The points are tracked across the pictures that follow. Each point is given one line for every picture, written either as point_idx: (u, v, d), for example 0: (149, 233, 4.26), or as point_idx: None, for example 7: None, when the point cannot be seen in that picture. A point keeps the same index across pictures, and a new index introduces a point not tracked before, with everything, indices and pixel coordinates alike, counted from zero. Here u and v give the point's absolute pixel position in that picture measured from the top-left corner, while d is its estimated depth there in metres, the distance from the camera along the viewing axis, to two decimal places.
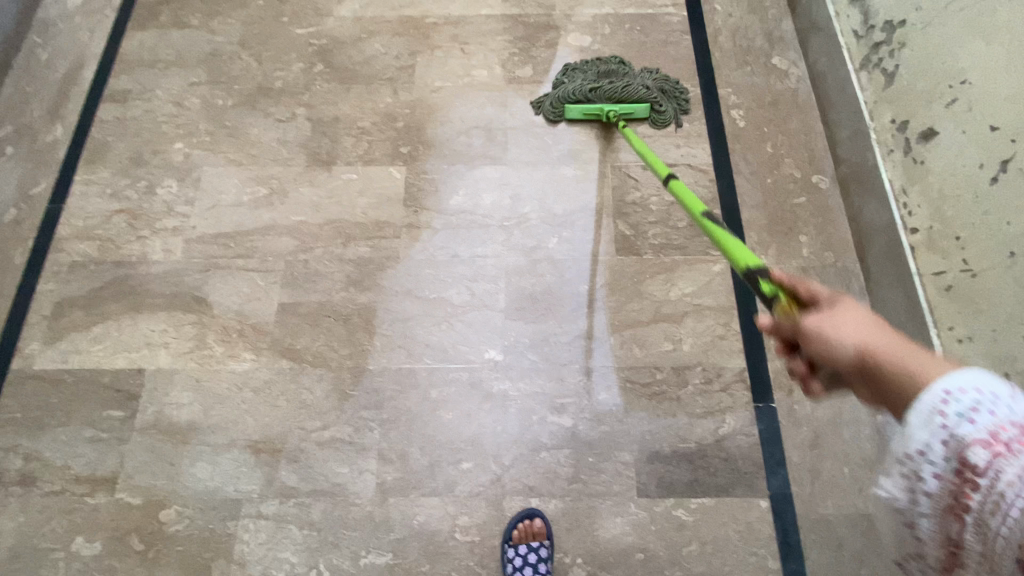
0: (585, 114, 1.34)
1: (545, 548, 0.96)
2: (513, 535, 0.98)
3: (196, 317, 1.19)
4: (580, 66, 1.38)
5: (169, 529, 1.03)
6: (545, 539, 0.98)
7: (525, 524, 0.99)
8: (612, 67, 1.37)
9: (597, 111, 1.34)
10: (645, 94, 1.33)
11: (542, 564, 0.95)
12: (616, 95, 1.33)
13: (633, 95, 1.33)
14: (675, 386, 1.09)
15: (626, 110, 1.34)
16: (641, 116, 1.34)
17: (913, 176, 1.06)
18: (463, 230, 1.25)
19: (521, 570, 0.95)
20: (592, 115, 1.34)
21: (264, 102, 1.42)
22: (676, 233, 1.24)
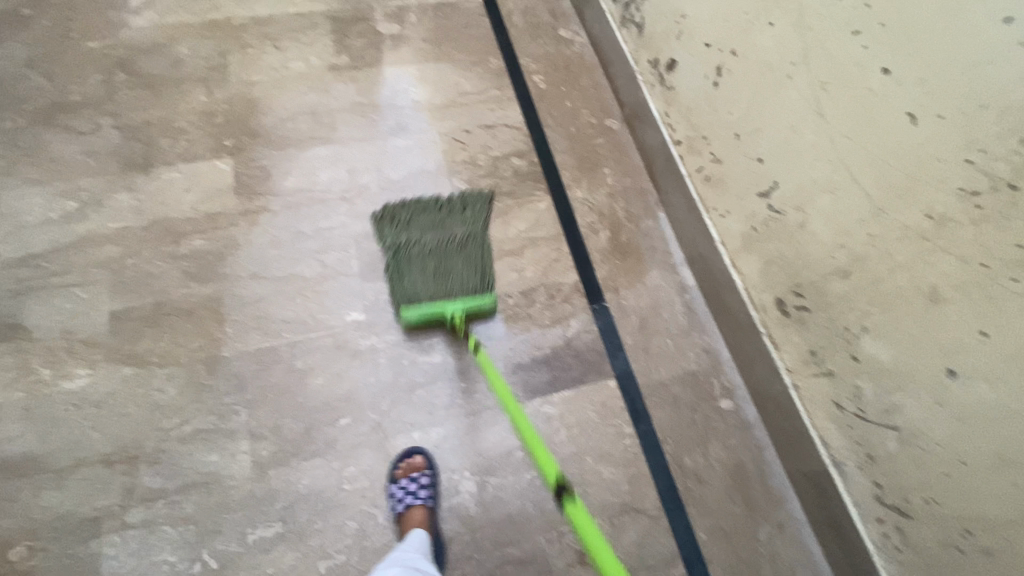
0: (423, 318, 1.14)
1: (427, 477, 1.02)
2: (397, 472, 1.03)
3: (13, 345, 1.08)
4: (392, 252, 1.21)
5: (17, 569, 0.94)
6: (426, 470, 1.04)
7: (406, 463, 1.04)
8: (434, 247, 1.20)
9: (438, 314, 1.15)
10: (483, 283, 1.18)
11: (424, 490, 1.00)
12: (452, 291, 1.17)
13: (472, 288, 1.17)
14: (524, 307, 1.23)
15: (470, 304, 1.15)
16: (489, 309, 1.17)
17: (669, 100, 1.31)
18: (304, 208, 1.28)
19: (403, 501, 0.99)
20: (432, 319, 1.15)
21: (62, 117, 1.33)
22: (504, 182, 1.39)
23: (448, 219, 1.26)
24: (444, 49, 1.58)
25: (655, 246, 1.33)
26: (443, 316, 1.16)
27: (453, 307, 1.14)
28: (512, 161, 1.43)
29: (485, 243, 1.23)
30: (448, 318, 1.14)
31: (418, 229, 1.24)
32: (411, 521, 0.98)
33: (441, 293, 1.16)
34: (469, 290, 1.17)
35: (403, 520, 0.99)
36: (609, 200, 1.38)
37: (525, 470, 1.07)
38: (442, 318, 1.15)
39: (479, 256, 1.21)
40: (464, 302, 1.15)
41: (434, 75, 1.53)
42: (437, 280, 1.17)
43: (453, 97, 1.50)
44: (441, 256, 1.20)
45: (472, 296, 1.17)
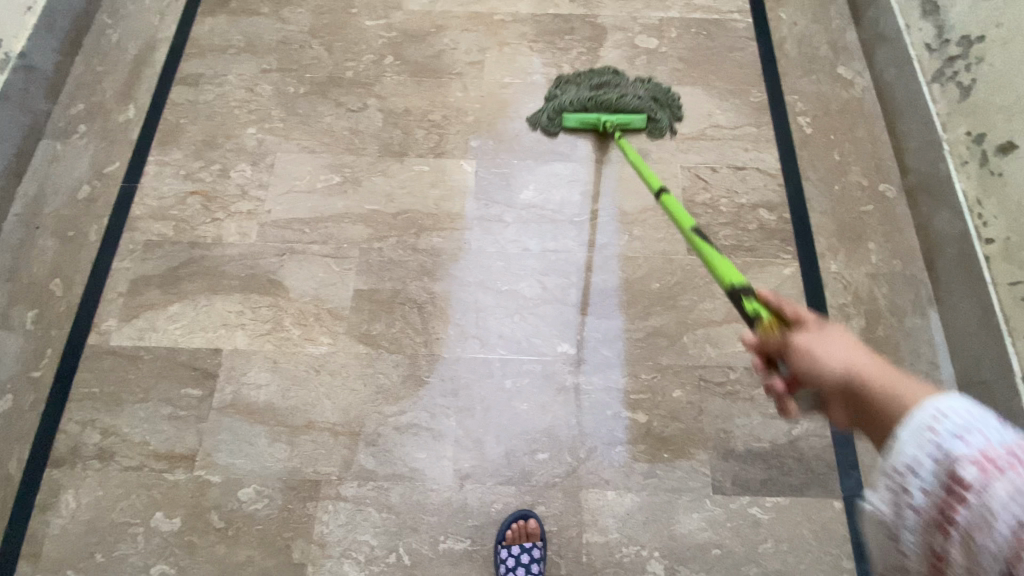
0: (580, 122, 1.34)
1: (538, 549, 0.98)
2: (507, 535, 0.99)
3: (272, 300, 1.20)
4: (571, 80, 1.39)
5: (247, 508, 1.04)
6: (540, 539, 0.99)
7: (519, 524, 1.00)
8: (606, 72, 1.40)
9: (594, 122, 1.34)
10: (640, 104, 1.34)
11: (534, 565, 0.96)
12: (611, 106, 1.34)
13: (629, 105, 1.33)
14: (747, 387, 1.10)
15: (624, 121, 1.34)
16: (638, 126, 1.35)
17: (990, 187, 1.09)
18: (535, 224, 1.27)
19: (513, 570, 0.97)
20: (588, 124, 1.35)
21: (335, 91, 1.43)
22: (746, 236, 1.25)
23: (623, 81, 1.37)
24: (702, 73, 1.45)
25: (919, 352, 1.13)
26: (597, 124, 1.35)
27: (607, 118, 1.33)
28: (760, 213, 1.28)
29: (656, 84, 1.38)
30: (602, 125, 1.33)
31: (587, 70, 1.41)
32: None
33: (601, 103, 1.34)
34: (627, 106, 1.33)
35: None
36: (869, 284, 1.19)
37: (720, 571, 0.98)
38: (597, 125, 1.34)
39: (646, 90, 1.37)
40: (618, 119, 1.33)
41: (687, 101, 1.41)
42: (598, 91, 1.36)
43: (704, 128, 1.37)
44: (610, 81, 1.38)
45: (627, 115, 1.34)
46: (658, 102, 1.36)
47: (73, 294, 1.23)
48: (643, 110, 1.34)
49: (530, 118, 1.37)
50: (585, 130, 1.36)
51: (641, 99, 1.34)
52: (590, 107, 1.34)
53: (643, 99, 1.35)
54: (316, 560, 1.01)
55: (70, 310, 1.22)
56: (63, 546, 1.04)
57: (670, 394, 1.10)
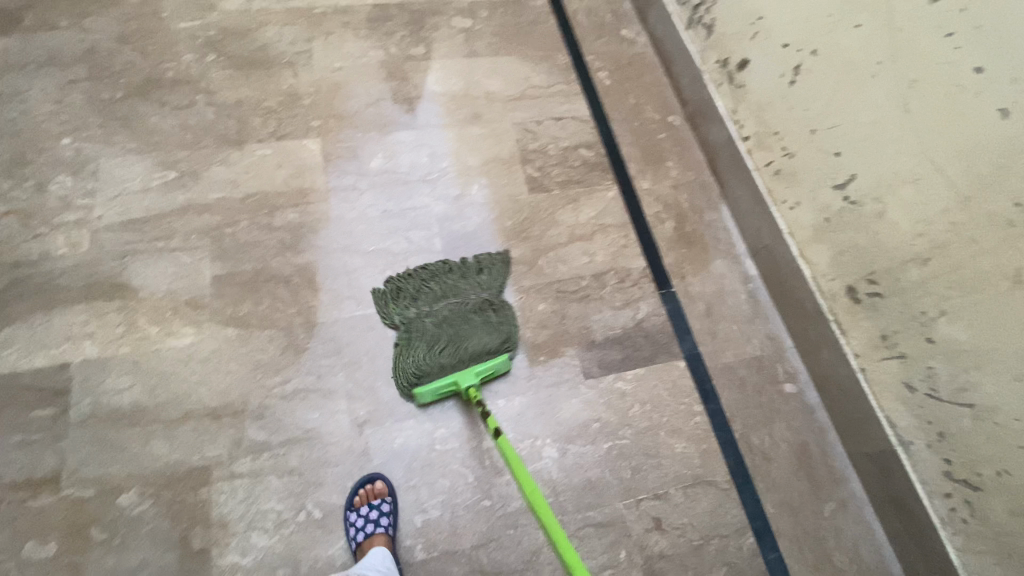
0: (438, 393, 1.10)
1: (388, 503, 1.01)
2: (356, 500, 1.02)
3: (121, 303, 1.14)
4: (409, 315, 1.18)
5: (130, 513, 0.98)
6: (388, 496, 1.02)
7: (366, 488, 1.03)
8: (449, 323, 1.17)
9: (453, 386, 1.11)
10: (497, 343, 1.15)
11: (384, 518, 0.98)
12: (466, 356, 1.13)
13: (487, 350, 1.15)
14: (596, 289, 1.28)
15: (486, 370, 1.13)
16: (501, 369, 1.15)
17: (738, 97, 1.38)
18: (391, 188, 1.36)
19: (363, 530, 0.97)
20: (447, 392, 1.11)
21: (157, 92, 1.40)
22: (573, 170, 1.45)
23: (462, 285, 1.23)
24: (514, 44, 1.64)
25: (719, 237, 1.39)
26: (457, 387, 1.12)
27: (467, 377, 1.10)
28: (581, 150, 1.49)
29: (503, 311, 1.20)
30: (464, 391, 1.10)
31: (433, 338, 1.15)
32: (373, 547, 0.97)
33: (455, 363, 1.13)
34: (485, 351, 1.14)
35: (365, 547, 0.98)
36: (674, 192, 1.45)
37: (603, 440, 1.12)
38: (457, 390, 1.11)
39: (497, 321, 1.19)
40: (479, 372, 1.11)
41: (506, 68, 1.59)
42: (451, 349, 1.14)
43: (524, 89, 1.57)
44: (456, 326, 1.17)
45: (486, 359, 1.14)
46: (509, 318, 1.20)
47: None
48: (500, 347, 1.16)
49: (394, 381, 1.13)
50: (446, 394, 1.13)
51: (495, 336, 1.16)
52: (446, 369, 1.11)
53: (497, 333, 1.17)
54: (219, 540, 0.98)
55: None
56: None
57: (534, 309, 1.24)
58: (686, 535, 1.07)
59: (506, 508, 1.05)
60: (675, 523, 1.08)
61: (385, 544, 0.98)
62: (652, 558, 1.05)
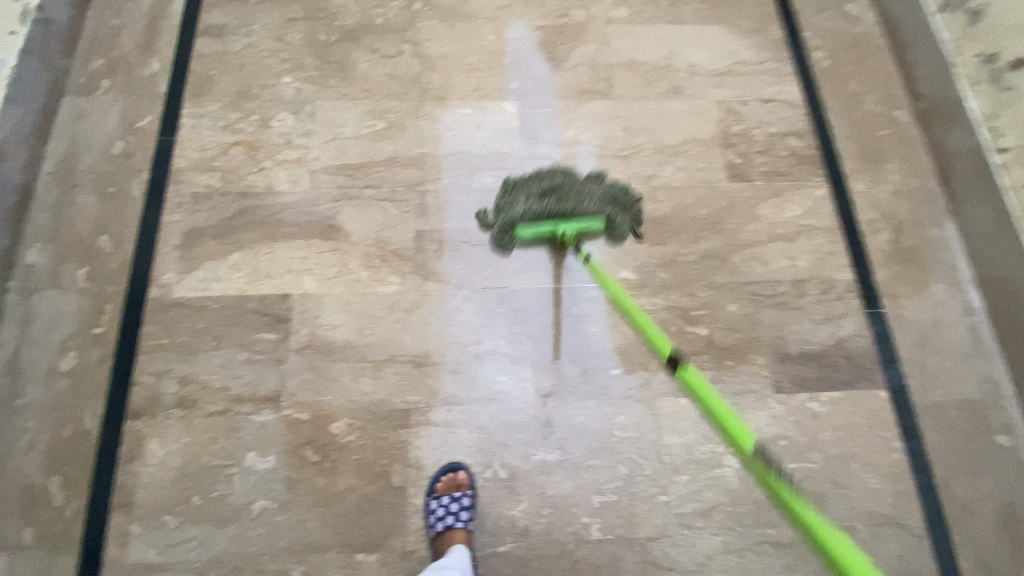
0: (535, 237, 1.18)
1: (468, 497, 1.01)
2: (437, 487, 1.03)
3: (336, 245, 1.21)
4: (520, 187, 1.22)
5: (341, 440, 1.08)
6: (469, 489, 1.03)
7: (448, 477, 1.04)
8: (556, 182, 1.21)
9: (549, 233, 1.18)
10: (598, 208, 1.19)
11: (464, 512, 1.00)
12: (566, 211, 1.18)
13: (587, 210, 1.18)
14: (796, 298, 1.20)
15: (583, 226, 1.17)
16: (597, 231, 1.19)
17: (1003, 102, 1.23)
18: (583, 160, 1.32)
19: (443, 520, 0.99)
20: (543, 236, 1.18)
21: (367, 38, 1.42)
22: (780, 161, 1.33)
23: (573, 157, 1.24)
24: (724, 12, 1.50)
25: (941, 259, 1.25)
26: (553, 235, 1.18)
27: (566, 227, 1.16)
28: (790, 140, 1.36)
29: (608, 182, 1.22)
30: (559, 236, 1.17)
31: (538, 169, 1.23)
32: (452, 540, 0.99)
33: (557, 210, 1.18)
34: (582, 212, 1.17)
35: (444, 538, 1.00)
36: (893, 200, 1.30)
37: (788, 460, 1.08)
38: (553, 236, 1.18)
39: (598, 188, 1.21)
40: (577, 224, 1.17)
41: (713, 39, 1.47)
42: (553, 196, 1.19)
43: (731, 65, 1.44)
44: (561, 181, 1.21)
45: (585, 218, 1.18)
46: (616, 211, 1.21)
47: (125, 249, 1.21)
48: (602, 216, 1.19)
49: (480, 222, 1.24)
50: (542, 242, 1.21)
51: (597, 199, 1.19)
52: (545, 216, 1.18)
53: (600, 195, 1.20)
54: (416, 481, 1.05)
55: (124, 266, 1.20)
56: (155, 494, 1.04)
57: (727, 308, 1.18)
58: None
59: (683, 507, 1.03)
60: None
61: (463, 542, 0.99)
62: None
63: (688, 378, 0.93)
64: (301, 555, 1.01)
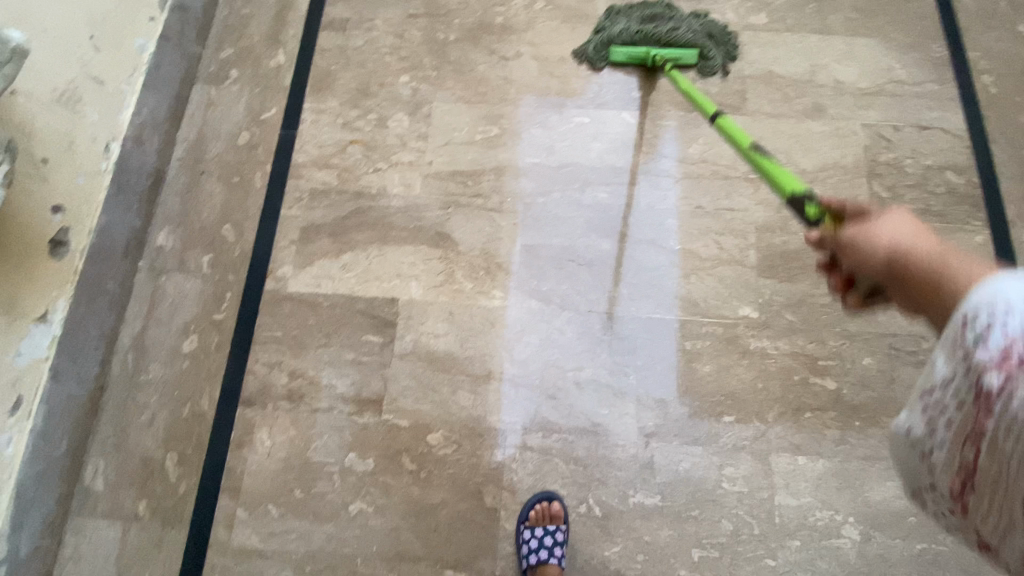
0: (629, 58, 1.30)
1: (562, 532, 0.98)
2: (530, 516, 1.00)
3: (443, 253, 1.21)
4: (623, 10, 1.33)
5: (437, 453, 1.08)
6: (563, 523, 0.99)
7: (542, 506, 1.01)
8: (657, 11, 1.32)
9: (643, 56, 1.30)
10: (693, 37, 1.29)
11: (558, 548, 0.96)
12: (663, 38, 1.29)
13: (681, 39, 1.29)
14: None
15: (676, 54, 1.29)
16: (689, 61, 1.30)
17: None
18: (706, 181, 1.23)
19: (537, 553, 0.96)
20: (637, 59, 1.31)
21: (487, 37, 1.38)
22: (934, 199, 1.19)
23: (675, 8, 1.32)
24: (879, 22, 1.34)
25: None
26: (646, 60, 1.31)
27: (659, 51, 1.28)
28: (949, 175, 1.21)
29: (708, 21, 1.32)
30: (651, 57, 1.28)
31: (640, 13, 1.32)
32: None
33: (654, 33, 1.29)
34: (679, 37, 1.28)
35: (537, 572, 0.97)
36: None
37: (918, 540, 0.97)
38: (645, 59, 1.30)
39: (696, 24, 1.30)
40: (670, 52, 1.28)
41: (864, 53, 1.32)
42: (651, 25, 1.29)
43: (883, 84, 1.29)
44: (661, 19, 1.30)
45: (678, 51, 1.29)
46: (711, 38, 1.32)
47: (245, 240, 1.25)
48: (696, 44, 1.29)
49: (575, 52, 1.35)
50: (635, 65, 1.33)
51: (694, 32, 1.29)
52: (641, 39, 1.29)
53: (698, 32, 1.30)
54: (509, 505, 1.04)
55: (243, 256, 1.24)
56: (260, 483, 1.08)
57: (858, 360, 1.07)
58: None
59: None
60: None
61: None
62: None
63: (722, 122, 1.12)
64: (392, 563, 1.02)
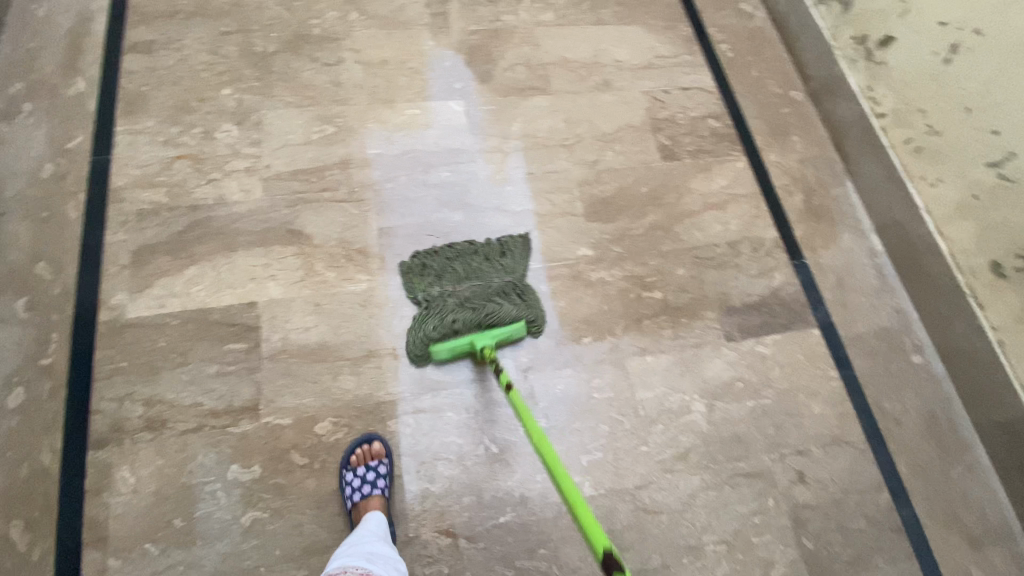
0: (453, 353, 1.12)
1: (383, 465, 1.03)
2: (353, 459, 1.04)
3: (299, 249, 1.21)
4: (436, 297, 1.18)
5: (328, 440, 1.07)
6: (385, 457, 1.04)
7: (364, 449, 1.05)
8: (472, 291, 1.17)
9: (467, 346, 1.13)
10: (517, 312, 1.16)
11: (380, 479, 1.01)
12: (484, 322, 1.15)
13: (505, 317, 1.15)
14: (733, 257, 1.34)
15: (501, 335, 1.14)
16: (519, 335, 1.16)
17: (877, 75, 1.44)
18: (532, 152, 1.41)
19: (359, 490, 1.00)
20: (463, 351, 1.13)
21: (307, 47, 1.44)
22: (704, 140, 1.49)
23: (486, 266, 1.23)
24: (638, 13, 1.66)
25: (846, 213, 1.44)
26: (471, 348, 1.14)
27: (483, 340, 1.12)
28: (710, 121, 1.52)
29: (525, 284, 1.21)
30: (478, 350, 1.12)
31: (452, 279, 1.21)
32: (366, 508, 0.99)
33: (475, 326, 1.15)
34: (502, 318, 1.15)
35: (359, 508, 1.00)
36: (801, 167, 1.49)
37: (747, 398, 1.19)
38: (472, 349, 1.13)
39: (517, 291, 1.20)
40: (495, 335, 1.13)
41: (632, 36, 1.62)
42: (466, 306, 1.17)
43: (651, 59, 1.59)
44: (477, 295, 1.19)
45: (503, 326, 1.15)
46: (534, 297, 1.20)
47: (66, 274, 1.14)
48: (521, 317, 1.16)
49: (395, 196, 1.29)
50: (462, 356, 1.15)
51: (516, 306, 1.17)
52: (461, 333, 1.14)
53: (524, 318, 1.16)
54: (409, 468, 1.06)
55: (66, 291, 1.12)
56: (129, 524, 0.98)
57: (676, 272, 1.29)
58: (828, 488, 1.15)
59: (663, 454, 1.12)
60: (817, 476, 1.15)
61: (379, 509, 0.99)
62: (798, 506, 1.12)
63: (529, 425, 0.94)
64: (299, 560, 0.99)
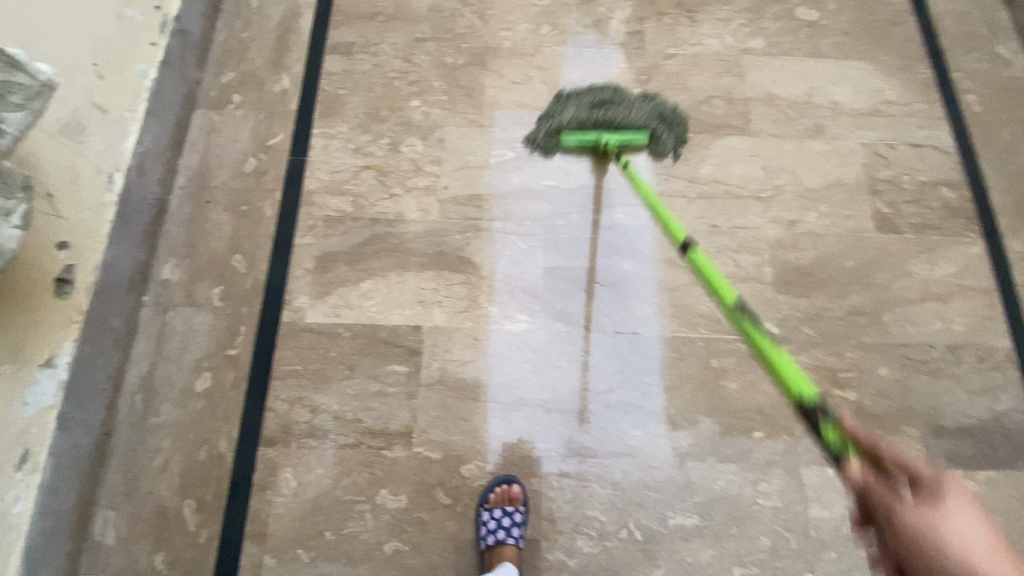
0: (580, 144, 1.27)
1: (520, 513, 1.00)
2: (490, 499, 1.03)
3: (465, 278, 1.20)
4: (573, 95, 1.32)
5: (473, 485, 1.06)
6: (521, 504, 1.02)
7: (502, 489, 1.03)
8: (606, 97, 1.30)
9: (593, 143, 1.27)
10: (644, 121, 1.27)
11: (515, 529, 0.99)
12: (613, 123, 1.27)
13: (635, 122, 1.27)
14: (950, 364, 1.12)
15: (625, 140, 1.26)
16: (640, 143, 1.27)
17: None
18: (720, 201, 1.26)
19: (494, 534, 0.98)
20: (588, 144, 1.27)
21: (495, 61, 1.39)
22: (931, 213, 1.25)
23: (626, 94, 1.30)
24: (866, 47, 1.42)
25: None
26: (596, 145, 1.27)
27: (610, 138, 1.25)
28: (941, 190, 1.28)
29: (660, 104, 1.31)
30: (603, 146, 1.25)
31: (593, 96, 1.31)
32: (501, 556, 0.99)
33: (603, 124, 1.27)
34: (629, 122, 1.26)
35: (494, 553, 0.99)
36: None
37: None
38: (597, 145, 1.27)
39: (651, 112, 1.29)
40: (620, 136, 1.25)
41: (856, 74, 1.39)
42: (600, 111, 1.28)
43: (876, 104, 1.36)
44: (613, 100, 1.30)
45: (629, 131, 1.27)
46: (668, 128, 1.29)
47: (257, 271, 1.21)
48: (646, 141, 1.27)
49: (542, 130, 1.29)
50: (586, 150, 1.29)
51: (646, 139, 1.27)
52: (590, 125, 1.27)
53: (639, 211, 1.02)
54: (548, 534, 1.03)
55: (256, 287, 1.20)
56: (288, 526, 1.04)
57: (875, 371, 1.11)
58: None
59: None
60: None
61: (513, 560, 0.99)
62: None
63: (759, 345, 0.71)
64: None
